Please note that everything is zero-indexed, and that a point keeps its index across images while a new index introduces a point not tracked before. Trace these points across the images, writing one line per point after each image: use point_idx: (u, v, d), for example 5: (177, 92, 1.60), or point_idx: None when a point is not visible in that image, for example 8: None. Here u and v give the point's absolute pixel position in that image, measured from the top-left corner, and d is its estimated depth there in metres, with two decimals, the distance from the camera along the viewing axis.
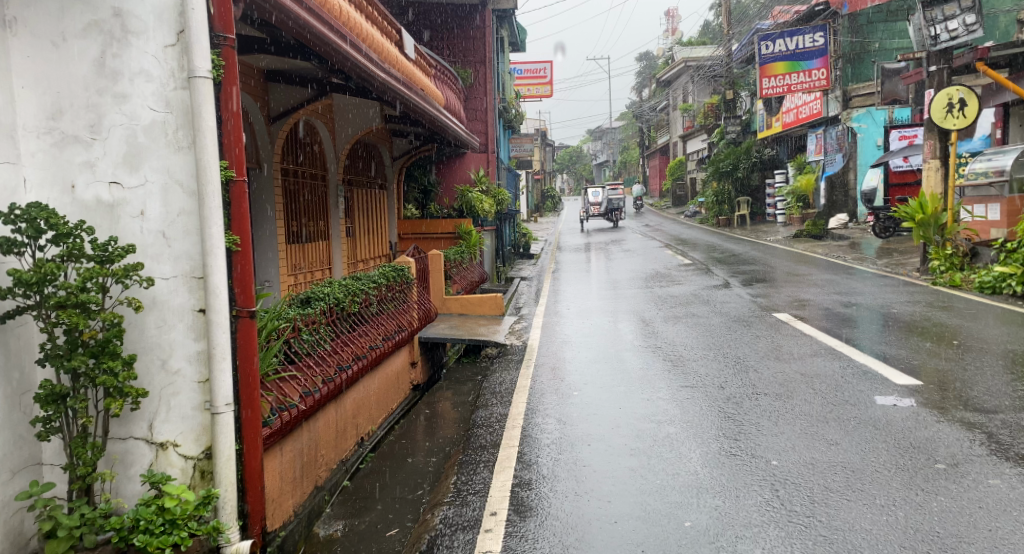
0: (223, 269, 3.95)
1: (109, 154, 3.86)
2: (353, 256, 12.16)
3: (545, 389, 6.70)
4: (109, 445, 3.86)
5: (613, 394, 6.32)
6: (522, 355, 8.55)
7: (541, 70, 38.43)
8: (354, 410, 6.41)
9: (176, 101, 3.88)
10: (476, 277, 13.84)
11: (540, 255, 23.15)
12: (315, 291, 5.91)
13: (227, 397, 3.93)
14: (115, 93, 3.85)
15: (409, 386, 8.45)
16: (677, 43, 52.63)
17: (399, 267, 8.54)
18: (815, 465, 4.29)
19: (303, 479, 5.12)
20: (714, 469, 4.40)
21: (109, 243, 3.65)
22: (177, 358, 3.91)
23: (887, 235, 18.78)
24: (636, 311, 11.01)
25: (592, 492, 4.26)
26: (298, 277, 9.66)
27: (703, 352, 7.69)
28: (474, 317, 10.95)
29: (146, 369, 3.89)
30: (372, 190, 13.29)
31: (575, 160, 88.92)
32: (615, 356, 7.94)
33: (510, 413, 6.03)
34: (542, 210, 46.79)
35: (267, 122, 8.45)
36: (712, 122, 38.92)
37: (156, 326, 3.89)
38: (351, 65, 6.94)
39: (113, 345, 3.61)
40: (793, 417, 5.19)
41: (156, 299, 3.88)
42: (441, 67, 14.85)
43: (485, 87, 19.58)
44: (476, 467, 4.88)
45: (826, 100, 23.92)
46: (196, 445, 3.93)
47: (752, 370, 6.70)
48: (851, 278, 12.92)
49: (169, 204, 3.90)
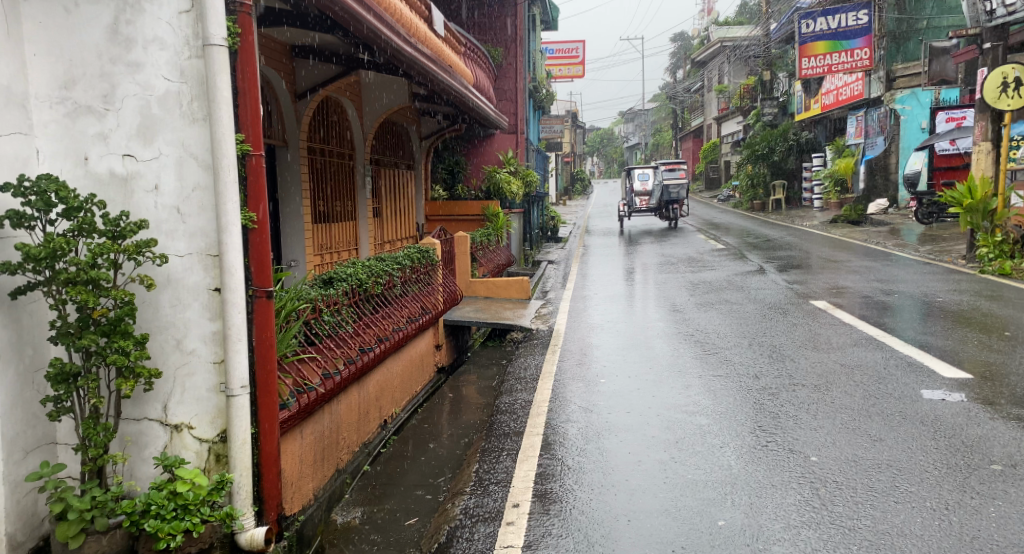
0: (239, 247, 3.79)
1: (122, 126, 3.73)
2: (380, 237, 12.06)
3: (571, 375, 6.51)
4: (123, 426, 3.77)
5: (641, 382, 6.11)
6: (548, 340, 8.36)
7: (573, 50, 37.89)
8: (376, 392, 6.30)
9: (190, 71, 3.71)
10: (503, 261, 13.61)
11: (568, 239, 22.85)
12: (337, 271, 5.77)
13: (242, 380, 3.78)
14: (128, 61, 3.70)
15: (433, 368, 8.36)
16: (713, 22, 51.58)
17: (425, 249, 8.39)
18: (858, 463, 4.03)
19: (324, 462, 5.00)
20: (749, 464, 4.18)
21: (121, 218, 3.51)
22: (193, 338, 3.79)
23: (930, 221, 18.42)
24: (666, 297, 10.72)
25: (619, 485, 4.07)
26: (324, 256, 9.56)
27: (736, 341, 7.41)
28: (500, 301, 10.77)
29: (160, 349, 3.78)
30: (399, 170, 13.14)
31: (607, 143, 88.51)
32: (644, 343, 7.69)
33: (535, 399, 5.85)
34: (571, 193, 46.44)
35: (293, 98, 8.29)
36: (748, 105, 38.07)
37: (171, 305, 3.78)
38: (378, 39, 6.72)
39: (125, 323, 3.48)
40: (833, 411, 4.92)
41: (170, 277, 3.77)
42: (471, 45, 14.58)
43: (515, 67, 19.29)
44: (499, 456, 4.71)
45: (868, 81, 23.21)
46: (211, 428, 3.80)
47: (787, 360, 6.42)
48: (892, 266, 12.47)
49: (184, 178, 3.76)
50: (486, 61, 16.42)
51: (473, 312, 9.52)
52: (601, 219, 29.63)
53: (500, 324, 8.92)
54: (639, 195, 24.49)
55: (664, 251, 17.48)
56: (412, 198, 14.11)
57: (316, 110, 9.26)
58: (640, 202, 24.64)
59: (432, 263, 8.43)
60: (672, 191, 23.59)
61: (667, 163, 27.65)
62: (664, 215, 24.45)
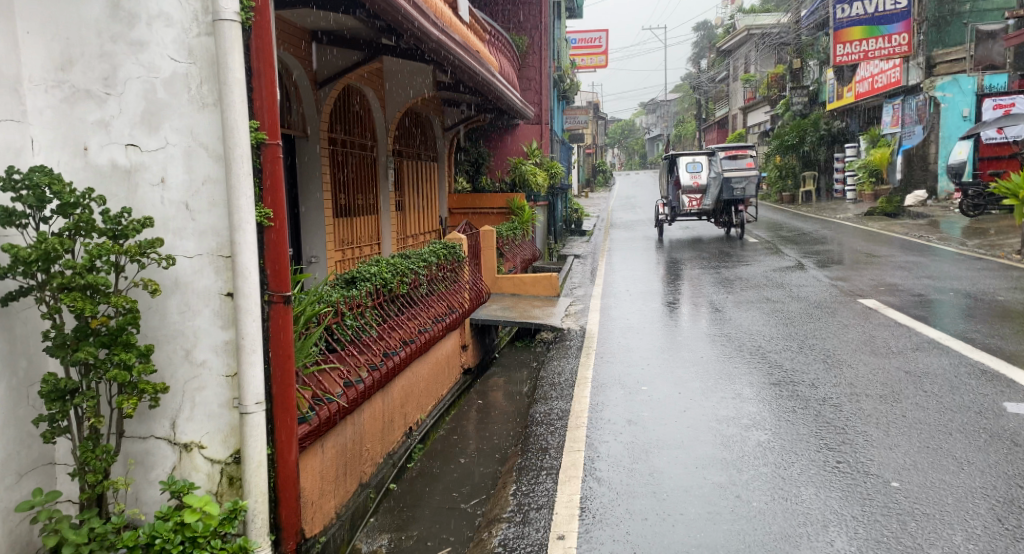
0: (254, 247, 3.41)
1: (125, 112, 3.34)
2: (403, 231, 11.69)
3: (610, 382, 6.09)
4: (128, 445, 3.40)
5: (688, 390, 5.69)
6: (581, 341, 7.94)
7: (595, 39, 37.43)
8: (401, 399, 5.94)
9: (199, 50, 3.32)
10: (529, 256, 13.20)
11: (592, 232, 22.38)
12: (361, 270, 5.38)
13: (257, 395, 3.40)
14: (131, 40, 3.31)
15: (459, 370, 7.99)
16: (740, 11, 50.67)
17: (450, 244, 7.99)
18: (949, 493, 3.60)
19: (347, 477, 4.64)
20: (823, 490, 3.75)
21: (123, 215, 3.12)
22: (203, 348, 3.41)
23: (976, 213, 17.71)
24: (702, 295, 10.26)
25: (676, 514, 3.65)
26: (346, 252, 9.19)
27: (784, 347, 6.96)
28: (528, 298, 10.37)
29: (168, 361, 3.41)
30: (423, 161, 12.76)
31: (628, 134, 87.77)
32: (686, 346, 7.26)
33: (572, 409, 5.44)
34: (593, 185, 45.91)
35: (314, 87, 7.89)
36: (776, 95, 37.31)
37: (179, 311, 3.40)
38: (404, 22, 6.31)
39: (127, 333, 3.08)
40: (906, 432, 4.48)
41: (178, 280, 3.39)
42: (496, 33, 14.15)
43: (540, 55, 18.81)
44: (538, 476, 4.30)
45: (906, 67, 22.59)
46: (223, 448, 3.42)
47: (846, 371, 5.97)
48: (938, 265, 11.94)
49: (194, 170, 3.37)
50: (510, 49, 15.99)
51: (500, 311, 9.11)
52: (625, 211, 29.08)
53: (529, 323, 8.54)
54: (687, 193, 18.28)
55: (694, 245, 16.98)
56: (436, 190, 13.74)
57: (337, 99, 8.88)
58: (689, 202, 18.34)
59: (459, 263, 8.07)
60: (735, 188, 17.64)
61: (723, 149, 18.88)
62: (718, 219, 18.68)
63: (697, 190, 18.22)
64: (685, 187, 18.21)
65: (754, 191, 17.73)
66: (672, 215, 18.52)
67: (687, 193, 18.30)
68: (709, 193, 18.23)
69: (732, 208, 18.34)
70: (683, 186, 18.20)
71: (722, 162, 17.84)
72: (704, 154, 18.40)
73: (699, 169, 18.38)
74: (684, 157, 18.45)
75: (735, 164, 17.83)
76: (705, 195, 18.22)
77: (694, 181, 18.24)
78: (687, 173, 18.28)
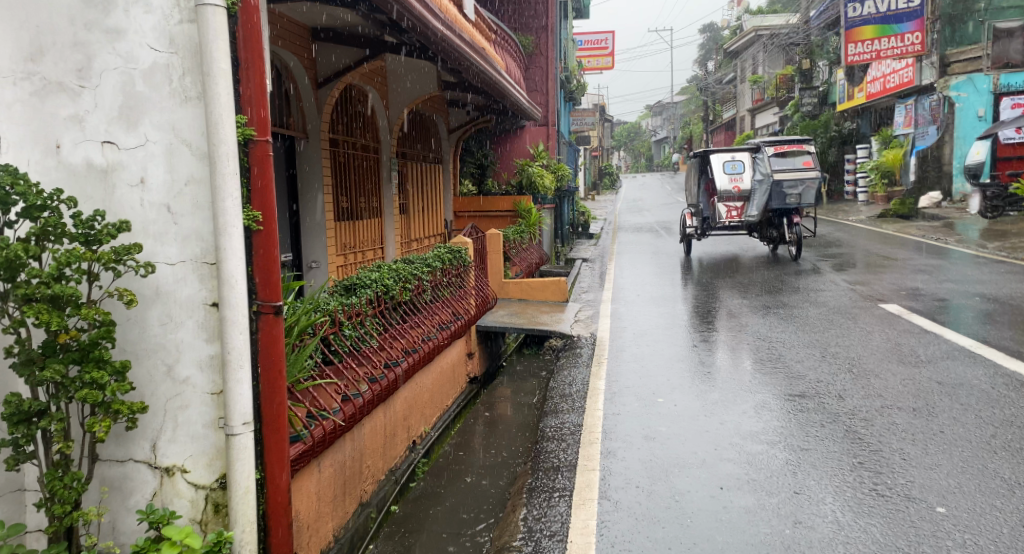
0: (241, 253, 3.12)
1: (101, 107, 3.06)
2: (407, 235, 11.42)
3: (624, 393, 5.81)
4: (104, 470, 3.12)
5: (706, 404, 5.41)
6: (592, 348, 7.65)
7: (602, 41, 37.16)
8: (404, 410, 5.66)
9: (181, 38, 3.05)
10: (536, 259, 12.92)
11: (599, 235, 22.06)
12: (361, 276, 5.10)
13: (244, 415, 3.11)
14: (107, 27, 3.04)
15: (465, 379, 7.73)
16: (747, 12, 50.31)
17: (456, 248, 7.70)
18: (999, 522, 3.33)
19: (346, 496, 4.36)
20: (861, 516, 3.47)
21: (96, 218, 2.83)
22: (186, 363, 3.13)
23: (994, 215, 17.43)
24: (716, 301, 9.94)
25: (702, 541, 3.36)
26: (348, 257, 8.90)
27: (806, 356, 6.66)
28: (536, 304, 10.08)
29: (148, 377, 3.13)
30: (427, 163, 12.48)
31: (634, 136, 87.52)
32: (702, 355, 6.95)
33: (585, 424, 5.14)
34: (600, 188, 45.59)
35: (315, 87, 7.60)
36: (784, 96, 36.95)
37: (160, 323, 3.13)
38: (408, 18, 6.05)
39: (100, 349, 2.79)
40: (945, 454, 4.20)
41: (159, 289, 3.11)
42: (503, 33, 13.91)
43: (546, 56, 18.54)
44: (550, 498, 4.01)
45: (918, 67, 22.27)
46: (208, 473, 3.14)
47: (873, 384, 5.67)
48: (958, 269, 11.60)
49: (175, 170, 3.09)
50: (517, 49, 15.74)
51: (507, 317, 8.80)
52: (632, 214, 28.72)
53: (537, 330, 8.24)
54: (724, 200, 14.55)
55: (704, 248, 16.66)
56: (440, 193, 13.47)
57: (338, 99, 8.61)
58: (726, 212, 14.57)
59: (464, 268, 7.78)
60: (788, 193, 13.54)
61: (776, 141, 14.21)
62: (763, 233, 14.75)
63: (737, 197, 14.49)
64: (722, 192, 14.65)
65: (812, 198, 13.71)
66: (702, 229, 14.99)
67: (724, 201, 14.56)
68: (759, 194, 13.91)
69: (782, 218, 14.12)
70: (720, 190, 14.66)
71: (771, 160, 13.84)
72: (744, 153, 15.00)
73: (740, 170, 14.88)
74: (719, 155, 15.08)
75: (788, 163, 13.85)
76: (748, 203, 14.31)
77: (733, 186, 14.60)
78: (722, 176, 14.81)
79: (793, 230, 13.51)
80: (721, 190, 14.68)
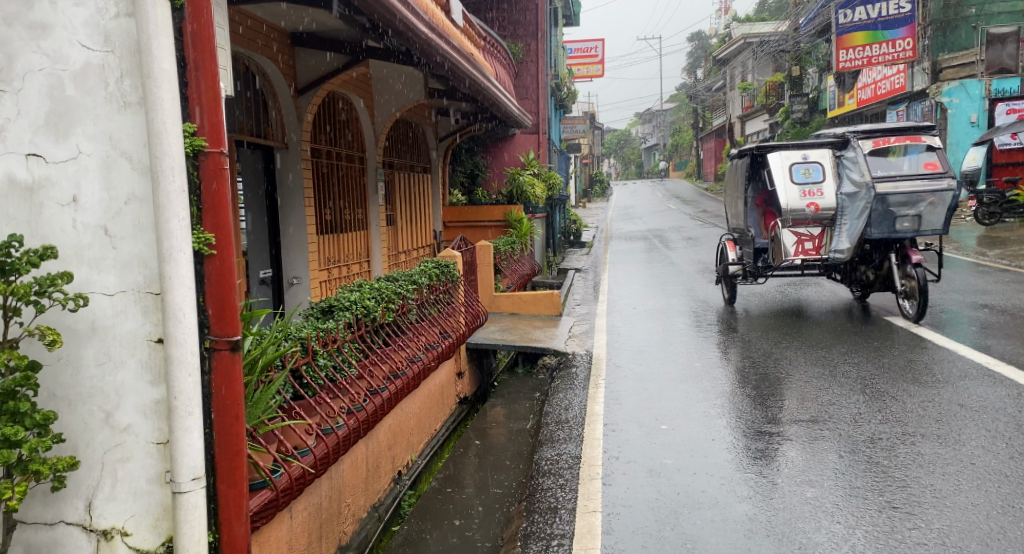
0: (190, 283, 2.72)
1: (23, 113, 2.60)
2: (394, 247, 11.02)
3: (625, 418, 5.45)
4: (29, 536, 2.66)
5: (714, 431, 5.06)
6: (589, 367, 7.27)
7: (592, 48, 37.03)
8: (388, 440, 5.25)
9: (119, 36, 2.65)
10: (528, 271, 12.53)
11: (592, 244, 21.72)
12: (341, 297, 4.66)
13: (194, 470, 2.71)
14: (30, 21, 2.60)
15: (455, 400, 7.35)
16: (736, 20, 50.34)
17: (444, 263, 7.27)
18: None
19: (322, 541, 3.95)
20: None
21: (16, 244, 2.38)
22: (127, 409, 2.71)
23: (990, 221, 17.22)
24: (716, 316, 9.59)
25: None
26: (332, 271, 8.46)
27: (816, 377, 6.31)
28: (529, 318, 9.71)
29: (82, 427, 2.68)
30: (415, 173, 12.08)
31: (624, 144, 87.46)
32: (706, 374, 6.59)
33: (584, 455, 4.76)
34: (591, 196, 45.27)
35: (295, 93, 7.11)
36: (775, 103, 36.86)
37: (96, 363, 2.69)
38: (393, 21, 5.67)
39: (20, 400, 2.35)
40: (982, 496, 3.88)
41: (95, 325, 2.68)
42: (492, 39, 13.63)
43: (537, 63, 18.24)
44: (548, 546, 3.64)
45: (911, 73, 22.18)
46: (154, 534, 2.74)
47: (892, 409, 5.34)
48: (962, 278, 11.32)
49: (114, 187, 2.68)
50: (506, 55, 15.46)
51: (499, 333, 8.41)
52: (624, 222, 28.39)
53: (530, 347, 7.86)
54: (790, 224, 8.71)
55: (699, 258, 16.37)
56: (429, 203, 13.07)
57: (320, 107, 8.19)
58: (796, 246, 8.71)
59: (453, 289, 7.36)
60: (901, 215, 7.94)
61: (878, 128, 8.59)
62: (853, 277, 9.05)
63: (819, 218, 8.61)
64: (791, 212, 8.63)
65: (941, 222, 7.96)
66: (752, 273, 9.52)
67: (791, 228, 8.71)
68: (852, 215, 8.31)
69: (891, 251, 8.58)
70: (788, 208, 8.63)
71: (868, 161, 8.30)
72: (827, 150, 8.81)
73: (817, 176, 8.75)
74: (785, 153, 8.82)
75: (897, 166, 8.31)
76: (833, 233, 8.52)
77: (808, 202, 8.64)
78: (793, 185, 8.69)
79: (905, 272, 8.30)
80: (788, 208, 8.62)
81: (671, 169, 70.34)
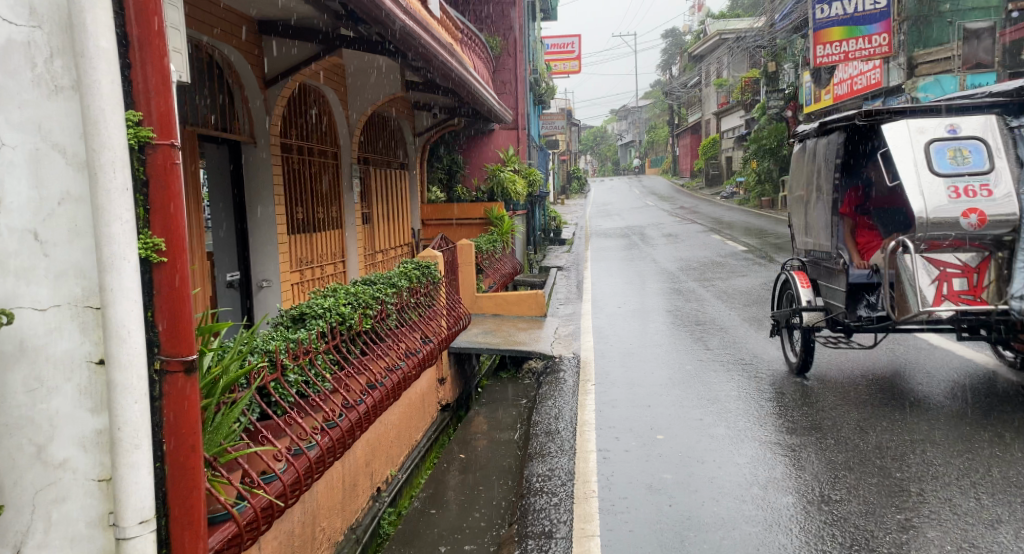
0: (136, 295, 2.35)
1: None
2: (371, 247, 10.65)
3: (619, 427, 5.16)
4: None
5: (714, 443, 4.80)
6: (576, 370, 7.03)
7: (568, 44, 36.84)
8: (367, 456, 4.89)
9: (46, 7, 2.26)
10: (510, 270, 12.21)
11: (572, 241, 21.47)
12: (313, 303, 4.27)
13: (141, 512, 2.36)
14: None
15: (437, 408, 7.08)
16: (709, 16, 50.38)
17: (425, 265, 6.95)
18: None
19: None
20: None
21: None
22: (61, 442, 2.31)
23: None
24: (704, 315, 9.35)
25: None
26: (304, 273, 8.07)
27: (813, 380, 6.08)
28: (512, 319, 9.41)
29: (7, 466, 2.21)
30: (392, 169, 11.70)
31: (600, 140, 87.44)
32: (699, 378, 6.34)
33: (577, 470, 4.50)
34: (568, 192, 45.06)
35: (262, 85, 6.68)
36: (750, 99, 36.90)
37: (26, 389, 2.25)
38: (370, 8, 5.34)
39: None
40: (1007, 514, 3.65)
41: (23, 343, 2.23)
42: (471, 32, 13.29)
43: (514, 57, 17.91)
44: None
45: (887, 68, 22.20)
46: None
47: (896, 415, 5.12)
48: None
49: (43, 182, 2.26)
50: (484, 48, 15.14)
51: (483, 336, 8.09)
52: (602, 219, 28.18)
53: (515, 351, 7.55)
54: (929, 246, 5.00)
55: (681, 255, 16.18)
56: (406, 199, 12.70)
57: (289, 100, 7.78)
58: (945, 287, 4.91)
59: (434, 291, 7.01)
60: None
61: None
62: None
63: (978, 239, 4.98)
64: (931, 225, 4.97)
65: None
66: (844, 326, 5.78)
67: (926, 253, 5.01)
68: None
69: None
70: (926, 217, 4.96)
71: None
72: (989, 121, 5.24)
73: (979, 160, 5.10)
74: (918, 123, 5.30)
75: None
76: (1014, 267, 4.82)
77: (964, 208, 4.96)
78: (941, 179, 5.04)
79: None
80: (927, 217, 4.97)
81: (646, 166, 70.45)
